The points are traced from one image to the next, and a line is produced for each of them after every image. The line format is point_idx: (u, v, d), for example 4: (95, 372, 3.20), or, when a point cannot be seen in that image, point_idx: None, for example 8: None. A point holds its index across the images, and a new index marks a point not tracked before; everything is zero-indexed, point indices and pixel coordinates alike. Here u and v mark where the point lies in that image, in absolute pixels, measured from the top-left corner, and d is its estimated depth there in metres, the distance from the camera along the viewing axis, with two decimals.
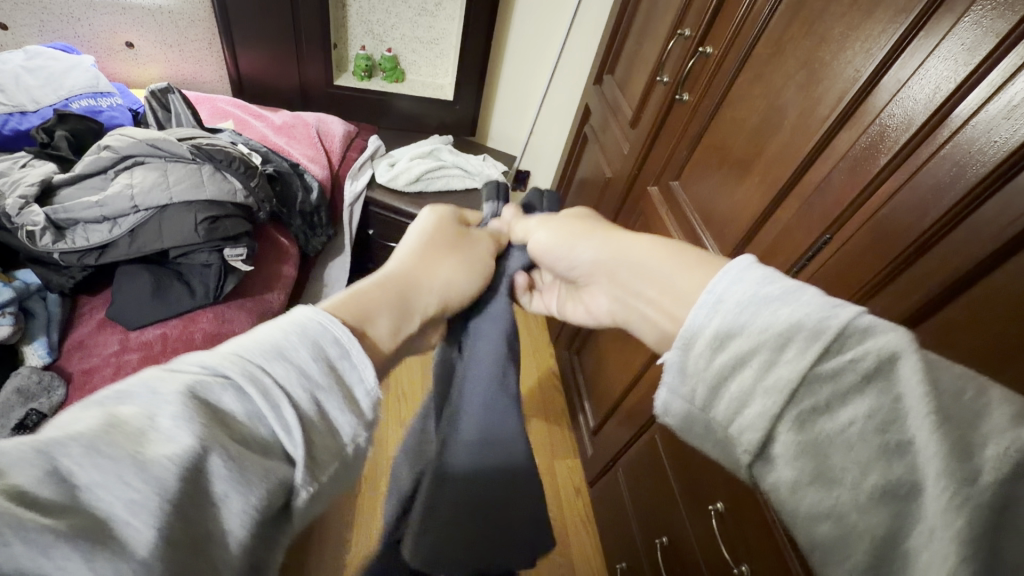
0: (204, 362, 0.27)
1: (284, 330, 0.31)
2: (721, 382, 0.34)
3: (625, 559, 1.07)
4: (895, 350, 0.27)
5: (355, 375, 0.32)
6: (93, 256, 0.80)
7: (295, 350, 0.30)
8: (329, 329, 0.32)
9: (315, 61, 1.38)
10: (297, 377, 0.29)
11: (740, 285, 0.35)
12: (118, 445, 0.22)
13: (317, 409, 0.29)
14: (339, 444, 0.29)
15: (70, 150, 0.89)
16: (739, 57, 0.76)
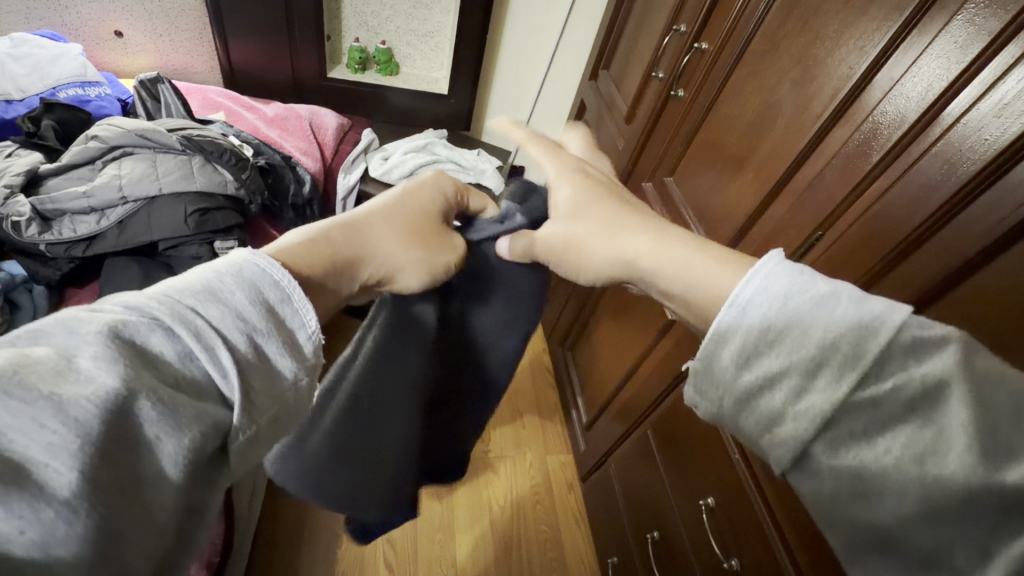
0: (127, 304, 0.26)
1: (213, 275, 0.29)
2: (748, 396, 0.33)
3: (616, 553, 1.07)
4: (941, 379, 0.27)
5: (296, 321, 0.32)
6: (80, 248, 0.78)
7: (229, 291, 0.29)
8: (264, 269, 0.32)
9: (308, 53, 1.37)
10: (231, 320, 0.28)
11: (771, 295, 0.33)
12: (31, 382, 0.21)
13: (254, 350, 0.29)
14: (280, 385, 0.30)
15: (56, 140, 0.87)
16: (734, 52, 0.76)
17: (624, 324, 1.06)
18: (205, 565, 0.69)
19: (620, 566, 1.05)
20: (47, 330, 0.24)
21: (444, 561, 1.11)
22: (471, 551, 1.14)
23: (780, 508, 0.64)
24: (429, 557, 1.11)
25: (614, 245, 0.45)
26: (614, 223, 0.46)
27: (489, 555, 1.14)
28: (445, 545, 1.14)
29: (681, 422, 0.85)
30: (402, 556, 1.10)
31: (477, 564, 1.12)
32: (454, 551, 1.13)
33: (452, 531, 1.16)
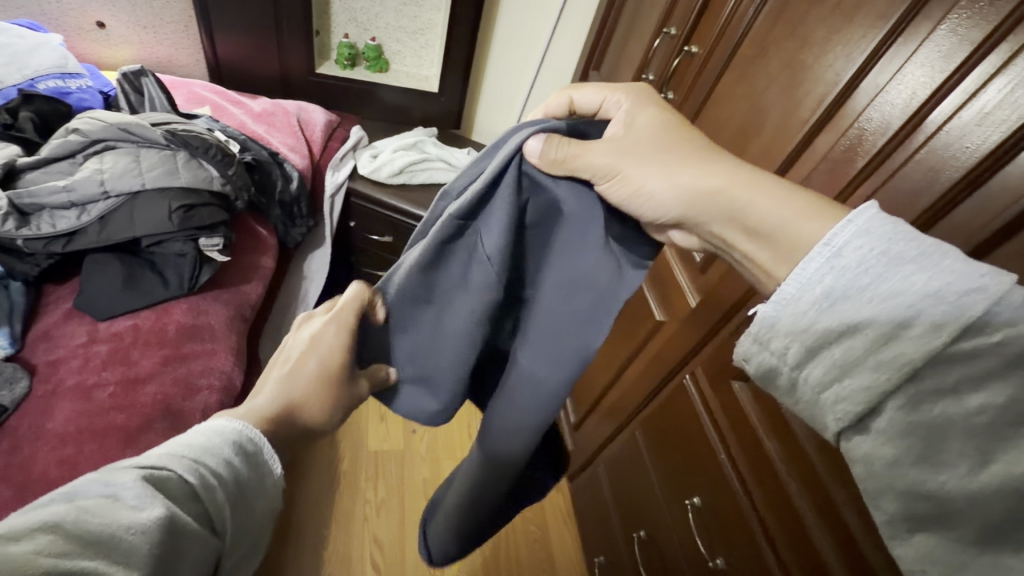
0: (146, 461, 0.35)
1: (205, 435, 0.39)
2: (825, 344, 0.35)
3: (604, 552, 1.08)
4: None
5: (265, 459, 0.41)
6: (60, 243, 0.76)
7: (218, 442, 0.39)
8: (238, 426, 0.41)
9: (297, 49, 1.35)
10: (224, 464, 0.38)
11: (872, 240, 0.34)
12: (100, 518, 0.30)
13: (240, 482, 0.38)
14: (252, 512, 0.39)
15: (35, 133, 0.85)
16: (724, 56, 0.76)
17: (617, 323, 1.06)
18: None
19: (607, 565, 1.06)
20: (86, 488, 0.32)
21: None
22: None
23: (773, 522, 0.64)
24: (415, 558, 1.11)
25: (698, 180, 0.44)
26: (695, 157, 0.45)
27: (476, 556, 1.14)
28: None
29: (670, 422, 0.86)
30: (389, 556, 1.10)
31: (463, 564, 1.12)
32: None
33: None
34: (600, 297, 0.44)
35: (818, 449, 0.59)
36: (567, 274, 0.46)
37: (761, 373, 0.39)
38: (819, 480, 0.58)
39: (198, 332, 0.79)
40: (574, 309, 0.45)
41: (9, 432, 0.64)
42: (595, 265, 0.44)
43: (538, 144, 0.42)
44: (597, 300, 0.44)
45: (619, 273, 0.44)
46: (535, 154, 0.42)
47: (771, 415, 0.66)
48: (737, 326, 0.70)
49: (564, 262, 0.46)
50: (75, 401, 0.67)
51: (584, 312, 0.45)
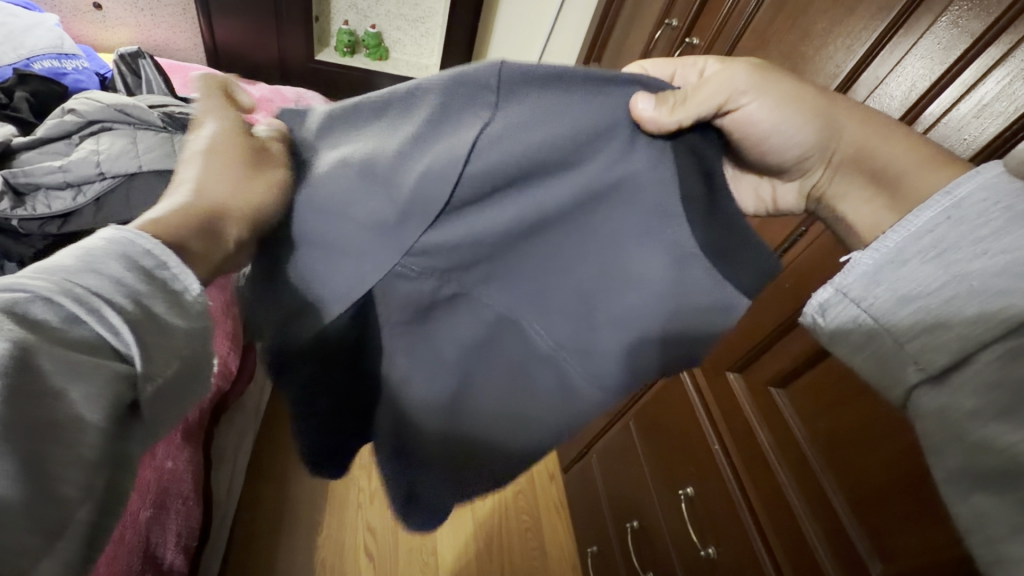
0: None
1: (81, 249, 0.23)
2: (913, 295, 0.32)
3: (596, 543, 1.09)
4: None
5: (179, 281, 0.25)
6: (55, 225, 0.76)
7: (106, 262, 0.23)
8: (141, 240, 0.25)
9: (296, 35, 1.34)
10: (109, 288, 0.22)
11: (997, 193, 0.31)
12: None
13: (141, 318, 0.23)
14: (181, 362, 0.24)
15: (30, 113, 0.84)
16: (725, 48, 0.76)
17: None
18: (182, 548, 0.68)
19: (599, 556, 1.07)
20: None
21: (425, 551, 1.12)
22: (454, 544, 1.14)
23: (767, 517, 0.64)
24: (408, 546, 1.11)
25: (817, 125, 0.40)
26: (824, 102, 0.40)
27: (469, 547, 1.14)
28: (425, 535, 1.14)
29: (665, 413, 0.86)
30: (383, 544, 1.10)
31: (454, 553, 1.13)
32: (434, 541, 1.13)
33: None
34: (647, 283, 0.38)
35: (810, 440, 0.59)
36: (617, 253, 0.39)
37: (838, 325, 0.35)
38: (813, 469, 0.58)
39: None
40: (635, 304, 0.39)
41: None
42: (664, 269, 0.37)
43: (650, 106, 0.35)
44: (658, 296, 0.38)
45: (671, 283, 0.37)
46: (652, 127, 0.36)
47: (765, 407, 0.66)
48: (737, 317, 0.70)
49: (616, 251, 0.39)
50: None
51: (647, 317, 0.38)
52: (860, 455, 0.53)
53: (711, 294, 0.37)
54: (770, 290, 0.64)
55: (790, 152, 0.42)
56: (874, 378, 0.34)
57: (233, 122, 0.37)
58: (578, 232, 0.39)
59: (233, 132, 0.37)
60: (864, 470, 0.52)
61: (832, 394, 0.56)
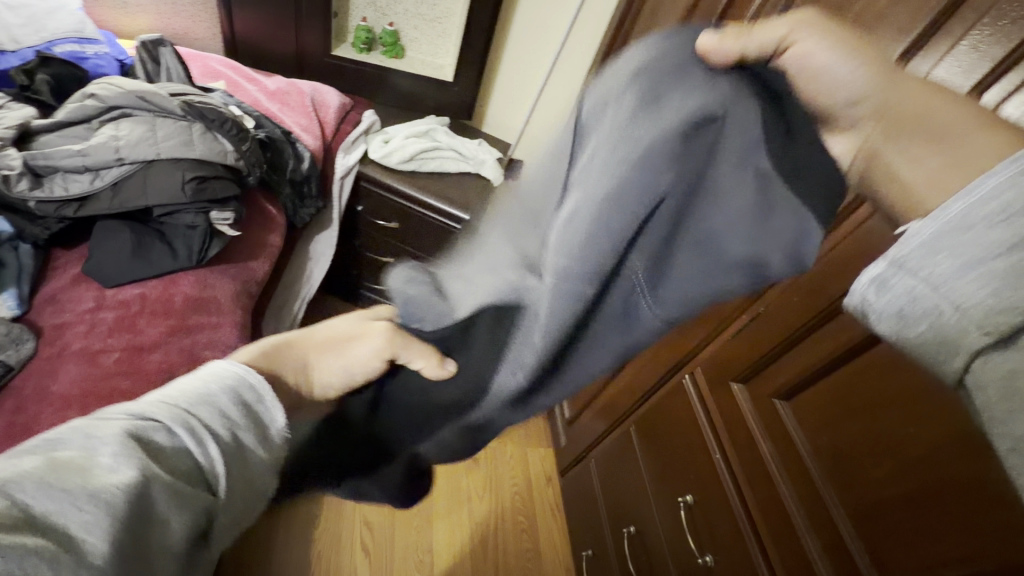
0: (130, 410, 0.29)
1: (196, 381, 0.33)
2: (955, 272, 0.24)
3: (591, 547, 1.09)
4: None
5: (266, 416, 0.34)
6: (71, 208, 0.76)
7: (217, 396, 0.32)
8: (246, 375, 0.34)
9: (314, 29, 1.34)
10: (218, 417, 0.31)
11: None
12: (63, 482, 0.24)
13: (235, 441, 0.31)
14: (253, 473, 0.32)
15: (51, 95, 0.85)
16: None
17: None
18: None
19: (594, 558, 1.07)
20: (60, 440, 0.26)
21: (421, 548, 1.12)
22: (450, 540, 1.15)
23: (769, 535, 0.64)
24: (405, 543, 1.11)
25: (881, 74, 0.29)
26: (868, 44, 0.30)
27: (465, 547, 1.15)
28: (422, 532, 1.14)
29: (665, 421, 0.87)
30: (379, 540, 1.10)
31: (451, 548, 1.14)
32: (431, 537, 1.14)
33: (430, 517, 1.17)
34: (727, 219, 0.33)
35: (813, 453, 0.60)
36: (680, 167, 0.33)
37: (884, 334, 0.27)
38: (815, 484, 0.59)
39: (204, 305, 0.81)
40: (701, 266, 0.35)
41: (14, 392, 0.65)
42: (743, 233, 0.33)
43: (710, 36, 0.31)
44: (742, 223, 0.32)
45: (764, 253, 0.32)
46: (717, 58, 0.31)
47: (769, 419, 0.66)
48: (741, 327, 0.70)
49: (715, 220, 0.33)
50: (80, 364, 0.68)
51: (706, 275, 0.34)
52: (862, 470, 0.53)
53: (790, 228, 0.31)
54: (777, 305, 0.64)
55: (835, 94, 0.29)
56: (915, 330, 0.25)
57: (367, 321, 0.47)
58: (649, 161, 0.33)
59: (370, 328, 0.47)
60: (862, 484, 0.53)
61: (838, 407, 0.56)
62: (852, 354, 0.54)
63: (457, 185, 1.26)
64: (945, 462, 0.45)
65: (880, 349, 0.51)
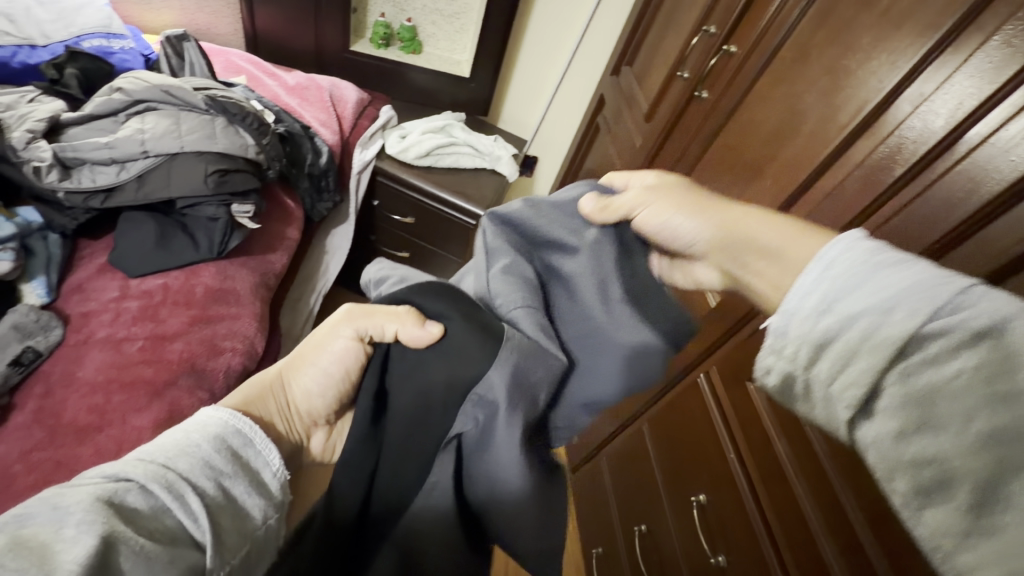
0: (105, 472, 0.31)
1: (172, 441, 0.35)
2: (824, 342, 0.32)
3: (601, 544, 1.09)
4: (1007, 313, 0.26)
5: (260, 460, 0.39)
6: (98, 199, 0.78)
7: (203, 449, 0.36)
8: (230, 428, 0.38)
9: (333, 25, 1.35)
10: (200, 469, 0.34)
11: (866, 258, 0.33)
12: (28, 555, 0.25)
13: (223, 491, 0.35)
14: (245, 523, 0.35)
15: (79, 89, 0.87)
16: (762, 59, 0.74)
17: None
18: None
19: (604, 557, 1.07)
20: (31, 514, 0.28)
21: None
22: None
23: (783, 535, 0.63)
24: None
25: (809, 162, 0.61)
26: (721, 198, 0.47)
27: None
28: None
29: (681, 420, 0.87)
30: None
31: None
32: None
33: None
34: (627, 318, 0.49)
35: (830, 454, 0.58)
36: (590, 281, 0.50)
37: (782, 385, 0.35)
38: (833, 488, 0.57)
39: (225, 296, 0.82)
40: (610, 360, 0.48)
41: (41, 377, 0.66)
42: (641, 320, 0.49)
43: (589, 204, 0.51)
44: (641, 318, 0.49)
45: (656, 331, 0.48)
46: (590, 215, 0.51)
47: (786, 421, 0.65)
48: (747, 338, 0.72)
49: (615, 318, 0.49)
50: (105, 351, 0.70)
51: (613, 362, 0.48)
52: None
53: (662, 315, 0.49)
54: None
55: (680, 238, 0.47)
56: (817, 386, 0.32)
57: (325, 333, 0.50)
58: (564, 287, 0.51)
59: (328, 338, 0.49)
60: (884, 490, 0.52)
61: None
62: None
63: (472, 181, 1.26)
64: None
65: None
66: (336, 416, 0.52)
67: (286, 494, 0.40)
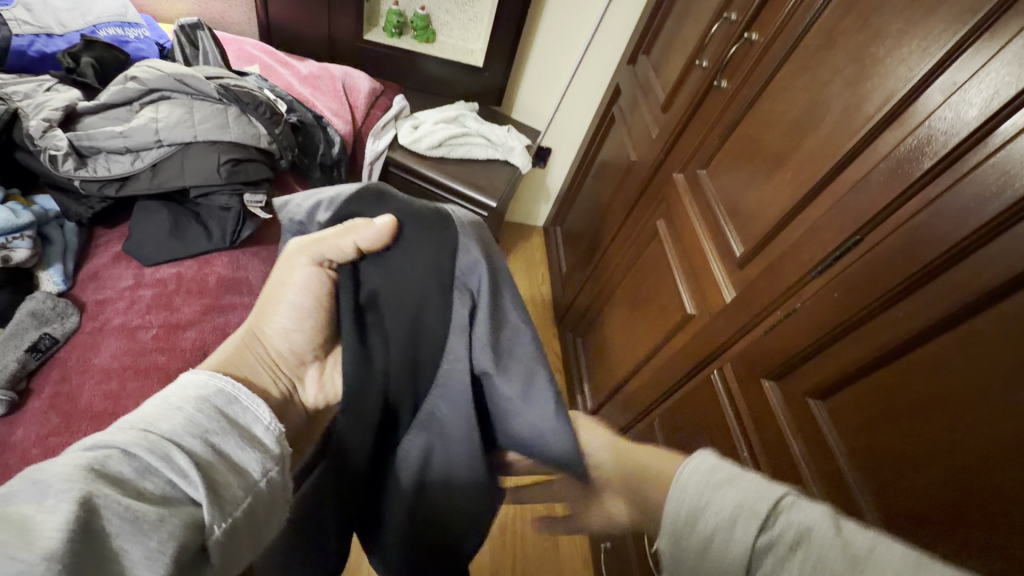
0: (85, 445, 0.29)
1: (155, 406, 0.33)
2: (701, 552, 0.38)
3: (609, 539, 1.09)
4: (812, 525, 0.36)
5: (250, 416, 0.36)
6: (113, 187, 0.79)
7: (188, 411, 0.34)
8: (214, 387, 0.36)
9: (346, 13, 1.34)
10: (184, 429, 0.32)
11: (708, 490, 0.39)
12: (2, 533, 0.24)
13: (214, 450, 0.33)
14: (244, 478, 0.33)
15: (95, 79, 0.88)
16: (784, 47, 0.71)
17: (648, 308, 1.05)
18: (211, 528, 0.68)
19: (612, 552, 1.07)
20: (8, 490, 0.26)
21: None
22: None
23: None
24: None
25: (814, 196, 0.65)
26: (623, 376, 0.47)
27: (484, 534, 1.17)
28: None
29: (693, 416, 0.84)
30: None
31: None
32: None
33: None
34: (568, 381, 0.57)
35: (848, 455, 0.56)
36: None
37: None
38: (850, 485, 0.55)
39: (237, 286, 0.83)
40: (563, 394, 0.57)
41: (58, 363, 0.67)
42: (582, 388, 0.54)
43: None
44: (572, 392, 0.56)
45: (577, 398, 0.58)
46: None
47: (799, 419, 0.62)
48: (760, 333, 0.69)
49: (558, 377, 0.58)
50: (120, 339, 0.71)
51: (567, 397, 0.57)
52: (904, 475, 0.49)
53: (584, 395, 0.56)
54: (814, 298, 0.60)
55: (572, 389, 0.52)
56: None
57: (284, 268, 0.48)
58: None
59: (289, 271, 0.47)
60: (901, 486, 0.49)
61: (886, 406, 0.52)
62: (903, 350, 0.51)
63: (484, 172, 1.25)
64: (1003, 467, 0.42)
65: (930, 347, 0.48)
66: (325, 350, 0.51)
67: (286, 448, 0.38)
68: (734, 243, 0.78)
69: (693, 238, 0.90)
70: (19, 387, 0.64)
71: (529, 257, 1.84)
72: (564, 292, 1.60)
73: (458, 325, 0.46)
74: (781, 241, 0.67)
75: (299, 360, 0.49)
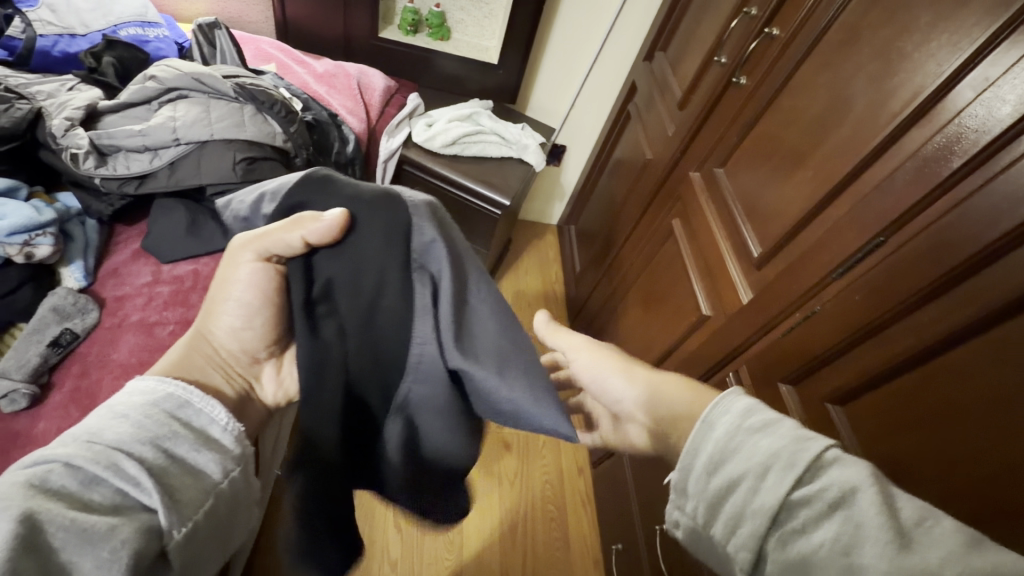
0: (28, 462, 0.31)
1: (103, 419, 0.35)
2: (716, 501, 0.38)
3: (621, 540, 1.08)
4: (854, 484, 0.34)
5: (203, 418, 0.39)
6: (132, 185, 0.80)
7: (136, 419, 0.36)
8: (163, 395, 0.39)
9: (361, 12, 1.34)
10: (132, 436, 0.34)
11: (735, 436, 0.39)
12: None
13: (164, 454, 0.35)
14: (198, 478, 0.36)
15: (115, 77, 0.89)
16: (806, 43, 0.69)
17: (662, 308, 1.04)
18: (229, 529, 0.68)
19: (623, 553, 1.06)
20: None
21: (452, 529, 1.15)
22: (481, 528, 1.16)
23: None
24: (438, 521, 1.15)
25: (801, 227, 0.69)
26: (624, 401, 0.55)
27: (495, 533, 1.16)
28: None
29: None
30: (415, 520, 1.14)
31: (481, 534, 1.15)
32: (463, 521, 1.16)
33: None
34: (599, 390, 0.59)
35: (868, 464, 0.54)
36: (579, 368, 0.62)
37: (687, 540, 0.41)
38: None
39: None
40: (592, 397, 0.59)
41: (79, 358, 0.69)
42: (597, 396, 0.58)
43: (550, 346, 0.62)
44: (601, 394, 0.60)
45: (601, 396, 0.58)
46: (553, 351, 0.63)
47: (817, 424, 0.61)
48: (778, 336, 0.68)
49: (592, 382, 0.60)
50: (138, 335, 0.72)
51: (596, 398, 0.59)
52: (924, 482, 0.48)
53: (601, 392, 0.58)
54: (834, 301, 0.59)
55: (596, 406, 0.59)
56: (717, 530, 0.38)
57: (230, 264, 0.48)
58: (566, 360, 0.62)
59: (234, 268, 0.48)
60: (922, 494, 0.48)
61: (906, 412, 0.50)
62: (927, 354, 0.49)
63: (498, 170, 1.25)
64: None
65: (957, 352, 0.46)
66: (278, 348, 0.53)
67: (244, 444, 0.41)
68: (751, 243, 0.76)
69: (710, 238, 0.88)
70: (41, 380, 0.65)
71: (543, 255, 1.83)
72: (578, 291, 1.59)
73: (421, 306, 0.47)
74: (801, 242, 0.66)
75: (252, 359, 0.51)
